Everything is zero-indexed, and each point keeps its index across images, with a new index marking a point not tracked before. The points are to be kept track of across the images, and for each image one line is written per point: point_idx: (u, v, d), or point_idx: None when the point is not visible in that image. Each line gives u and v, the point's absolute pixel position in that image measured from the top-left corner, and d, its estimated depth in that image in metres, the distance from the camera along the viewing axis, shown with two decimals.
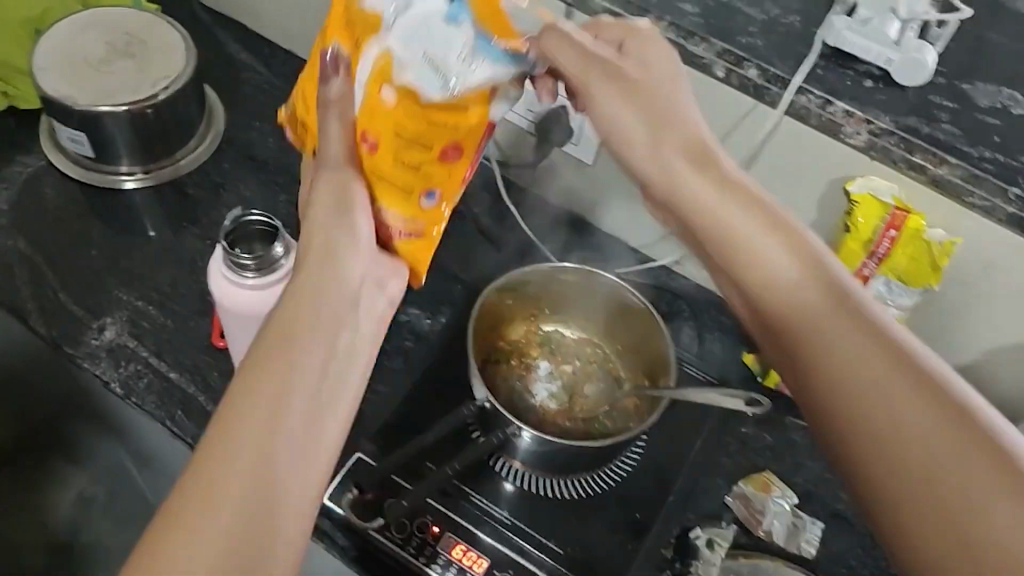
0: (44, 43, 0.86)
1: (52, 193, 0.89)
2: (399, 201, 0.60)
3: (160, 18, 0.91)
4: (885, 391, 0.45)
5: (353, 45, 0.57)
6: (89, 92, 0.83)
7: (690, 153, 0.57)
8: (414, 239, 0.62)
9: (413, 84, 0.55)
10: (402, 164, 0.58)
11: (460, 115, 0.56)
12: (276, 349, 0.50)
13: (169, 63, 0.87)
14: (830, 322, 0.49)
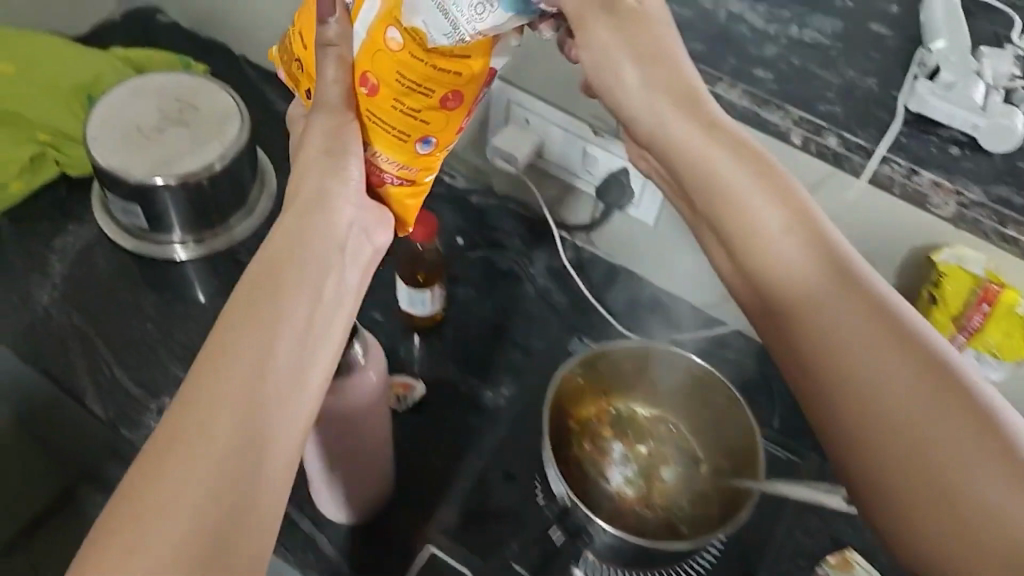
0: (98, 110, 0.85)
1: (105, 264, 0.88)
2: (395, 147, 0.60)
3: (213, 82, 0.90)
4: (885, 361, 0.47)
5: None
6: (145, 163, 0.82)
7: (679, 99, 0.57)
8: (405, 185, 0.63)
9: (421, 27, 0.53)
10: (401, 107, 0.57)
11: (462, 66, 0.55)
12: (259, 301, 0.51)
13: (224, 130, 0.85)
14: (823, 290, 0.50)
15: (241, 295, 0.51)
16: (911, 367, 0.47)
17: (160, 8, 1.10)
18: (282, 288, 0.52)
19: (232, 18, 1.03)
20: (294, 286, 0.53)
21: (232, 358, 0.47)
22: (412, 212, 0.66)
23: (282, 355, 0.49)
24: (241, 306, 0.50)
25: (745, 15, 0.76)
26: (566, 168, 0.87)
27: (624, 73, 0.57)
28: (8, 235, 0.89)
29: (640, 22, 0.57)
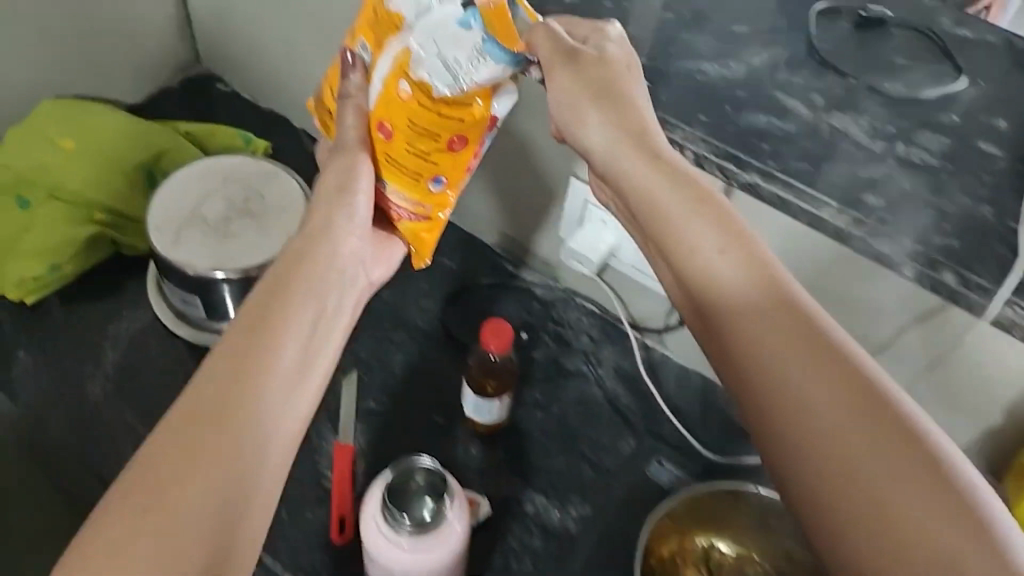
0: (160, 198, 0.82)
1: (159, 352, 0.85)
2: (410, 185, 0.67)
3: (280, 167, 0.87)
4: (837, 407, 0.48)
5: (384, 41, 0.63)
6: (208, 256, 0.79)
7: (632, 136, 0.60)
8: (418, 220, 0.70)
9: (426, 80, 0.60)
10: (412, 149, 0.64)
11: (465, 111, 0.62)
12: (262, 310, 0.56)
13: (290, 221, 0.83)
14: (763, 319, 0.52)
15: (241, 316, 0.56)
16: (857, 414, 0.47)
17: (220, 77, 1.09)
18: (281, 311, 0.56)
19: (296, 92, 1.01)
20: (288, 309, 0.57)
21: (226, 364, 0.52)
22: (431, 244, 0.72)
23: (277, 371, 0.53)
24: (244, 324, 0.55)
25: (847, 128, 0.72)
26: (645, 271, 0.82)
27: (589, 123, 0.61)
28: (61, 317, 0.86)
29: (605, 66, 0.62)
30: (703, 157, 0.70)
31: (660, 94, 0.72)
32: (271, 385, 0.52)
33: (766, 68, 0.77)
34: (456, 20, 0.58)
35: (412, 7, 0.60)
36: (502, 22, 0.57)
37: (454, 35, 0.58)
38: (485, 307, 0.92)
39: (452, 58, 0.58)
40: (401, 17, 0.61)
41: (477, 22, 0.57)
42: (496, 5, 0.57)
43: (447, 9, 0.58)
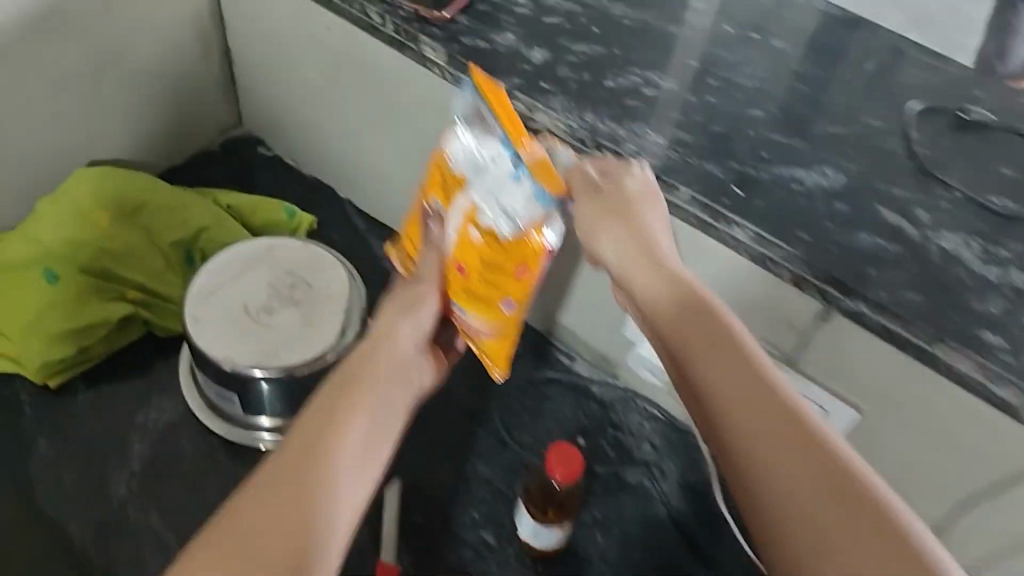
0: (199, 282, 0.77)
1: (190, 445, 0.79)
2: (484, 310, 0.63)
3: (326, 250, 0.81)
4: (772, 433, 0.45)
5: (448, 197, 0.61)
6: (250, 351, 0.74)
7: (608, 209, 0.59)
8: (497, 340, 0.65)
9: (494, 227, 0.58)
10: (485, 283, 0.62)
11: (522, 248, 0.58)
12: (324, 405, 0.54)
13: (338, 313, 0.77)
14: (720, 363, 0.48)
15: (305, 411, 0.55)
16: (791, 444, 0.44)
17: (262, 138, 1.03)
18: (339, 406, 0.55)
19: (343, 163, 0.96)
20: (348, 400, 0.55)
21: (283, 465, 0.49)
22: (507, 356, 0.66)
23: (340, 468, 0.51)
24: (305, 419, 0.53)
25: (958, 251, 0.67)
26: None
27: (593, 228, 0.59)
28: (84, 403, 0.80)
29: (604, 175, 0.62)
30: (803, 278, 0.64)
31: (756, 203, 0.67)
32: (335, 481, 0.50)
33: (865, 178, 0.71)
34: (506, 175, 0.57)
35: (469, 167, 0.58)
36: (547, 175, 0.56)
37: (509, 187, 0.57)
38: (539, 407, 0.86)
39: (511, 205, 0.57)
40: (462, 177, 0.59)
41: (525, 175, 0.56)
42: (540, 159, 0.56)
43: (497, 166, 0.57)
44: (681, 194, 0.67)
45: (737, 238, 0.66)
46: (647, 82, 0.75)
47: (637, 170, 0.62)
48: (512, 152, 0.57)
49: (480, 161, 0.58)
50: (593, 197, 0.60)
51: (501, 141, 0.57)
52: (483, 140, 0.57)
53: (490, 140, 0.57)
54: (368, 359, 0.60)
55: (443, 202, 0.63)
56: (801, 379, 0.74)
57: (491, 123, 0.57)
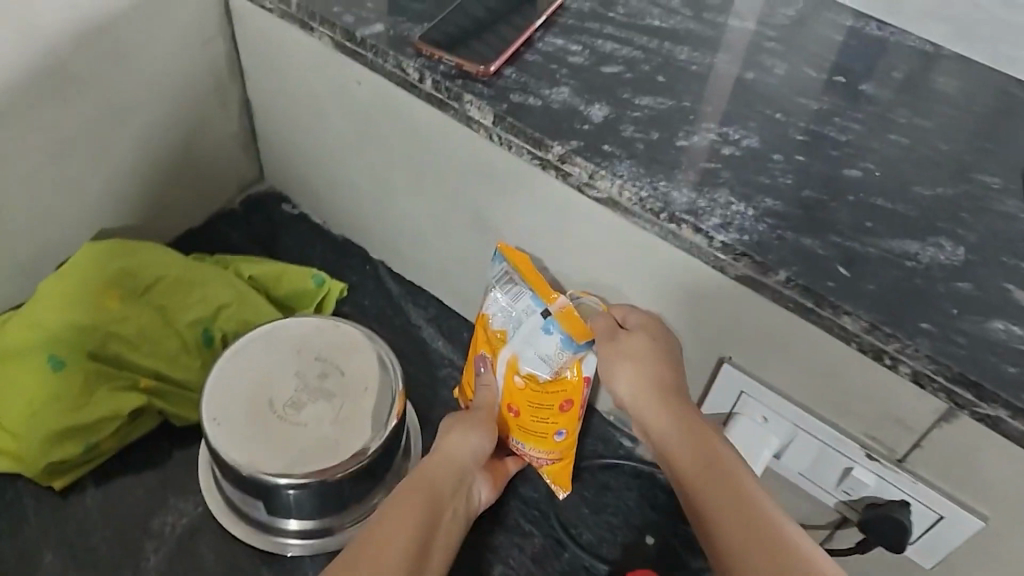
0: (219, 370, 0.69)
1: (212, 556, 0.70)
2: (538, 441, 0.72)
3: (359, 329, 0.73)
4: (737, 513, 0.51)
5: (491, 350, 0.71)
6: (277, 453, 0.65)
7: (631, 349, 0.64)
8: (554, 462, 0.73)
9: (533, 371, 0.69)
10: (534, 418, 0.71)
11: (562, 382, 0.68)
12: (382, 524, 0.57)
13: (376, 396, 0.69)
14: (711, 481, 0.54)
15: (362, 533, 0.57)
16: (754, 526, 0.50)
17: (287, 196, 0.95)
18: (393, 523, 0.57)
19: (376, 223, 0.87)
20: (442, 473, 0.65)
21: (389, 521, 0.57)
22: (568, 475, 0.75)
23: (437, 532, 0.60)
24: (364, 538, 0.56)
25: None
26: (813, 479, 0.68)
27: (613, 366, 0.64)
28: (93, 506, 0.72)
29: (642, 323, 0.65)
30: (924, 375, 0.55)
31: (864, 286, 0.57)
32: (428, 550, 0.58)
33: (987, 247, 0.61)
34: (539, 326, 0.67)
35: (507, 322, 0.69)
36: (573, 322, 0.66)
37: (543, 336, 0.67)
38: (599, 500, 0.76)
39: (546, 351, 0.67)
40: (503, 333, 0.70)
41: (555, 325, 0.67)
42: (566, 310, 0.66)
43: (531, 319, 0.68)
44: (777, 277, 0.57)
45: (845, 327, 0.56)
46: (724, 139, 0.65)
47: (655, 320, 0.66)
48: (541, 308, 0.68)
49: (516, 315, 0.69)
50: (613, 341, 0.65)
51: (533, 298, 0.68)
52: (517, 300, 0.69)
53: (522, 298, 0.69)
54: (442, 455, 0.67)
55: (486, 354, 0.73)
56: (913, 481, 0.61)
57: (522, 285, 0.69)
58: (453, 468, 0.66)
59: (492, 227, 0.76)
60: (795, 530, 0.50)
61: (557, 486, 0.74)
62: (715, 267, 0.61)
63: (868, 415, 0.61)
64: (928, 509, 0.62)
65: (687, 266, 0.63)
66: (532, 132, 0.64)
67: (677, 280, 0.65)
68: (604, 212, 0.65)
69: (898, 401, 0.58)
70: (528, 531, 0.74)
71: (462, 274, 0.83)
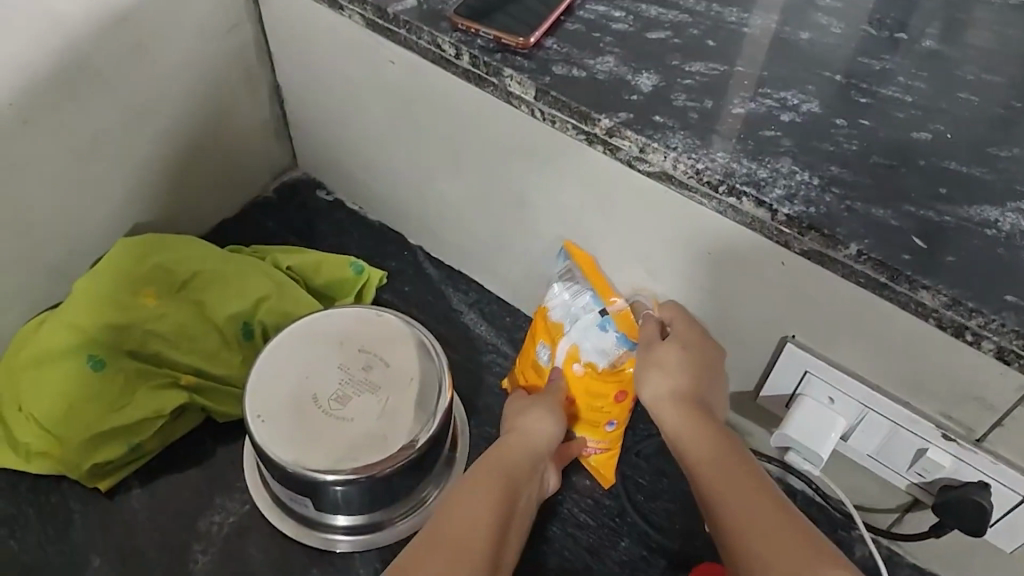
0: (260, 364, 0.67)
1: (260, 556, 0.69)
2: (588, 428, 0.72)
3: (400, 319, 0.71)
4: (745, 496, 0.53)
5: (549, 340, 0.72)
6: (322, 449, 0.63)
7: (678, 355, 0.63)
8: (601, 452, 0.73)
9: (592, 363, 0.69)
10: (589, 406, 0.70)
11: (616, 375, 0.69)
12: (471, 490, 0.58)
13: (421, 387, 0.67)
14: (726, 471, 0.55)
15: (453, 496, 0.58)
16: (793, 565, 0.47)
17: (320, 181, 0.93)
18: (482, 490, 0.58)
19: (413, 207, 0.84)
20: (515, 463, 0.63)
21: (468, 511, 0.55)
22: (613, 465, 0.73)
23: (515, 519, 0.60)
24: (455, 500, 0.57)
25: None
26: (883, 462, 0.64)
27: (645, 373, 0.64)
28: (139, 507, 0.71)
29: (689, 331, 0.65)
30: (1010, 351, 0.51)
31: (943, 258, 0.53)
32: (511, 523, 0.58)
33: None
34: (595, 322, 0.69)
35: (565, 316, 0.70)
36: (627, 322, 0.68)
37: (598, 332, 0.68)
38: (655, 486, 0.73)
39: (602, 345, 0.68)
40: (561, 325, 0.70)
41: (610, 324, 0.68)
42: (623, 311, 0.68)
43: (589, 315, 0.69)
44: (847, 251, 0.54)
45: (921, 302, 0.53)
46: (782, 105, 0.62)
47: (701, 333, 0.65)
48: (599, 307, 0.69)
49: (575, 310, 0.70)
50: (651, 347, 0.65)
51: (592, 297, 0.70)
52: (578, 296, 0.70)
53: (583, 295, 0.70)
54: (522, 434, 0.66)
55: (544, 344, 0.72)
56: (993, 462, 0.57)
57: (583, 282, 0.71)
58: (531, 455, 0.64)
59: (537, 207, 0.73)
60: (804, 517, 0.52)
61: (600, 475, 0.73)
62: (779, 242, 0.57)
63: (946, 394, 0.57)
64: (1008, 489, 0.58)
65: (745, 241, 0.60)
66: (578, 105, 0.61)
67: (735, 257, 0.61)
68: (656, 187, 0.62)
69: (981, 378, 0.55)
70: (582, 521, 0.72)
71: (504, 257, 0.80)
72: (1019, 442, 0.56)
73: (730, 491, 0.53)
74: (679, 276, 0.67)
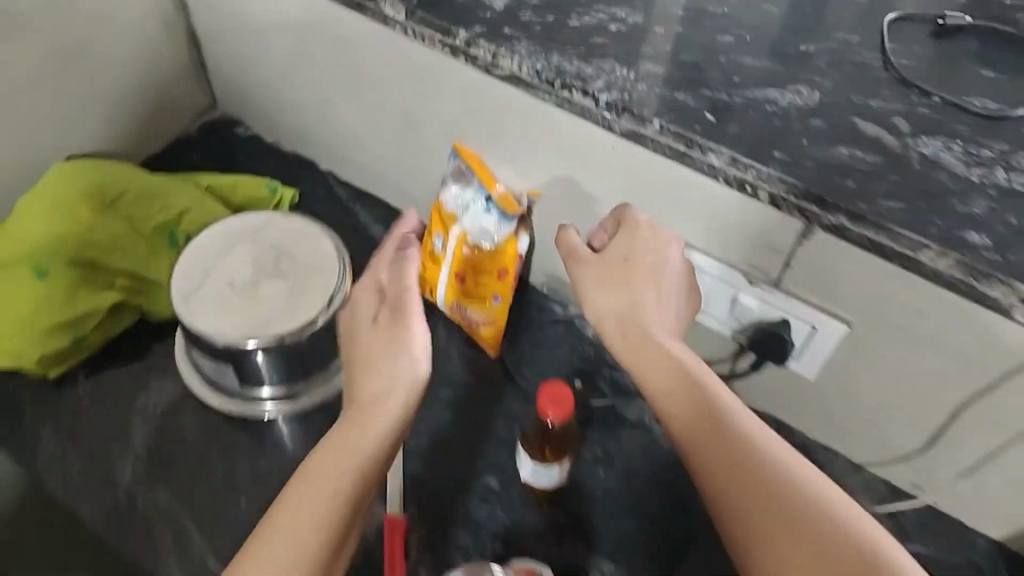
0: (185, 260, 0.78)
1: (191, 426, 0.80)
2: (476, 302, 0.84)
3: (306, 220, 0.82)
4: (701, 411, 0.56)
5: (443, 230, 0.83)
6: (239, 325, 0.74)
7: (625, 261, 0.68)
8: (489, 326, 0.85)
9: (478, 244, 0.82)
10: (477, 281, 0.84)
11: (500, 252, 0.81)
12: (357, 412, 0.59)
13: (322, 276, 0.77)
14: (683, 387, 0.58)
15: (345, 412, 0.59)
16: (764, 503, 0.51)
17: (239, 120, 1.04)
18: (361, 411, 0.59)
19: (322, 136, 0.96)
20: (400, 387, 0.61)
21: (344, 446, 0.55)
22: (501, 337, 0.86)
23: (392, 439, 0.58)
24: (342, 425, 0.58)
25: (938, 156, 0.65)
26: (710, 313, 0.78)
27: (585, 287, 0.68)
28: (83, 394, 0.81)
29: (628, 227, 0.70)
30: (780, 197, 0.64)
31: (728, 128, 0.66)
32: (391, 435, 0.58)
33: (842, 93, 0.70)
34: (482, 208, 0.80)
35: (457, 207, 0.81)
36: (506, 202, 0.79)
37: (484, 216, 0.80)
38: (533, 355, 0.87)
39: (487, 226, 0.80)
40: (453, 215, 0.82)
41: (494, 206, 0.79)
42: (503, 195, 0.79)
43: (476, 203, 0.80)
44: (652, 127, 0.66)
45: (712, 164, 0.65)
46: (613, 19, 0.74)
47: (639, 224, 0.69)
48: (484, 195, 0.80)
49: (465, 200, 0.81)
50: (580, 263, 0.70)
51: (478, 188, 0.80)
52: (466, 189, 0.81)
53: (470, 187, 0.80)
54: (391, 354, 0.63)
55: (439, 234, 0.84)
56: (785, 298, 0.71)
57: (472, 177, 0.80)
58: (403, 365, 0.62)
59: (421, 121, 0.84)
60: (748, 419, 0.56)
61: (487, 346, 0.86)
62: (605, 127, 0.69)
63: (747, 246, 0.70)
64: (801, 321, 0.72)
65: (583, 131, 0.72)
66: (439, 21, 0.73)
67: (578, 146, 0.74)
68: (508, 90, 0.73)
69: (766, 228, 0.68)
70: (471, 384, 0.85)
71: (400, 172, 0.92)
72: (801, 278, 0.69)
73: (700, 421, 0.56)
74: (538, 167, 0.79)
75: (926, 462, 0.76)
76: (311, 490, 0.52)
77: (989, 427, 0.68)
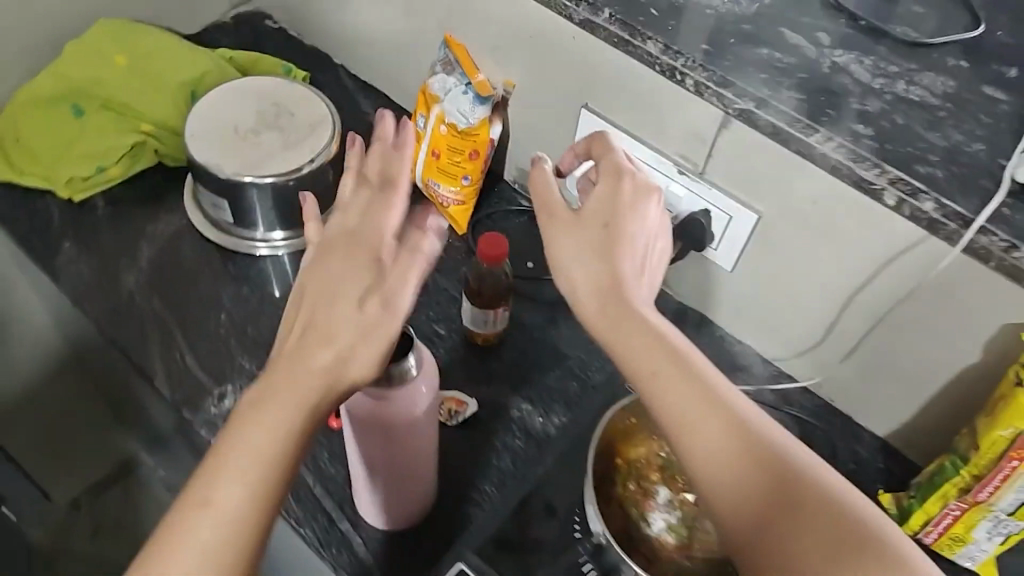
0: (201, 105, 0.90)
1: (190, 253, 0.93)
2: (449, 179, 0.95)
3: (308, 88, 0.93)
4: (695, 403, 0.52)
5: (427, 109, 0.94)
6: (236, 161, 0.86)
7: (617, 221, 0.62)
8: (458, 203, 0.96)
9: (454, 124, 0.91)
10: (451, 160, 0.94)
11: (473, 135, 0.91)
12: (308, 353, 0.51)
13: (314, 135, 0.89)
14: (664, 369, 0.54)
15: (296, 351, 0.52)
16: (773, 508, 0.49)
17: (269, 14, 1.16)
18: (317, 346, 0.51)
19: (337, 30, 1.08)
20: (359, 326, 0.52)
21: (298, 390, 0.50)
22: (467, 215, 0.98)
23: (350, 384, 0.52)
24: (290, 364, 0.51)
25: (848, 66, 0.75)
26: None
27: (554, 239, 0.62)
28: (102, 217, 0.95)
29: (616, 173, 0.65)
30: (702, 84, 0.73)
31: (667, 25, 0.76)
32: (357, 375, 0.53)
33: (778, 10, 0.80)
34: (461, 91, 0.89)
35: (441, 89, 0.91)
36: (479, 85, 0.87)
37: (462, 99, 0.89)
38: None
39: (463, 108, 0.89)
40: (436, 96, 0.92)
41: (471, 90, 0.88)
42: (480, 80, 0.87)
43: (457, 87, 0.90)
44: (603, 16, 0.77)
45: (650, 52, 0.75)
46: None
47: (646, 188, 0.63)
48: (465, 79, 0.89)
49: (448, 84, 0.90)
50: (555, 216, 0.63)
51: (461, 74, 0.89)
52: (451, 74, 0.90)
53: (455, 73, 0.90)
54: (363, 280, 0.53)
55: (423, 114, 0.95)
56: (710, 188, 0.81)
57: (456, 64, 0.90)
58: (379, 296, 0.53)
59: (419, 14, 0.95)
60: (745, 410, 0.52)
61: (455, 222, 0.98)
62: (566, 16, 0.80)
63: (678, 136, 0.80)
64: (721, 211, 0.81)
65: (549, 21, 0.82)
66: None
67: (546, 37, 0.84)
68: None
69: (693, 116, 0.77)
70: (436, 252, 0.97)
71: (400, 65, 1.03)
72: (722, 168, 0.79)
73: (693, 415, 0.52)
74: (513, 60, 0.90)
75: (819, 352, 0.85)
76: (267, 434, 0.49)
77: (868, 314, 0.78)
